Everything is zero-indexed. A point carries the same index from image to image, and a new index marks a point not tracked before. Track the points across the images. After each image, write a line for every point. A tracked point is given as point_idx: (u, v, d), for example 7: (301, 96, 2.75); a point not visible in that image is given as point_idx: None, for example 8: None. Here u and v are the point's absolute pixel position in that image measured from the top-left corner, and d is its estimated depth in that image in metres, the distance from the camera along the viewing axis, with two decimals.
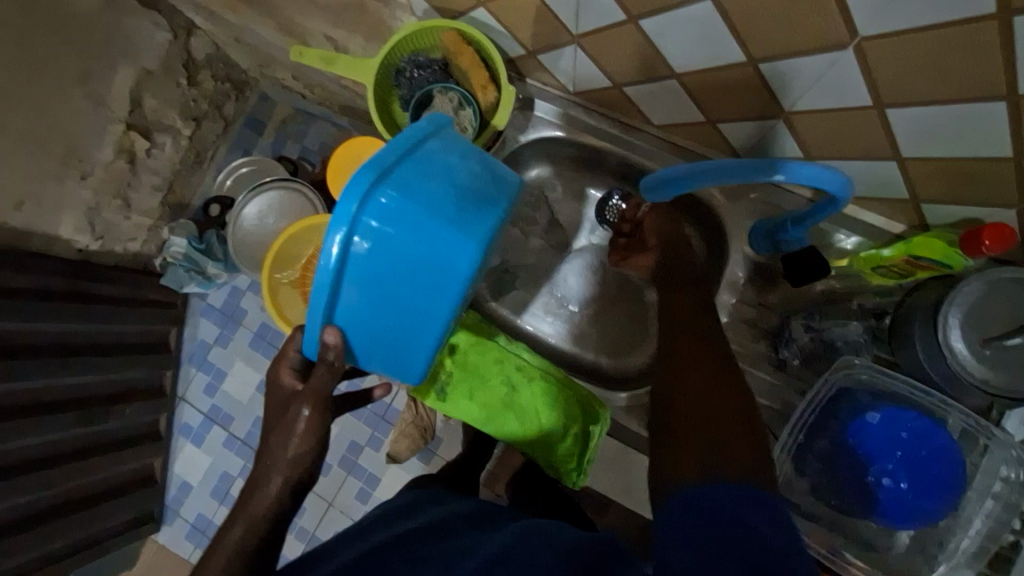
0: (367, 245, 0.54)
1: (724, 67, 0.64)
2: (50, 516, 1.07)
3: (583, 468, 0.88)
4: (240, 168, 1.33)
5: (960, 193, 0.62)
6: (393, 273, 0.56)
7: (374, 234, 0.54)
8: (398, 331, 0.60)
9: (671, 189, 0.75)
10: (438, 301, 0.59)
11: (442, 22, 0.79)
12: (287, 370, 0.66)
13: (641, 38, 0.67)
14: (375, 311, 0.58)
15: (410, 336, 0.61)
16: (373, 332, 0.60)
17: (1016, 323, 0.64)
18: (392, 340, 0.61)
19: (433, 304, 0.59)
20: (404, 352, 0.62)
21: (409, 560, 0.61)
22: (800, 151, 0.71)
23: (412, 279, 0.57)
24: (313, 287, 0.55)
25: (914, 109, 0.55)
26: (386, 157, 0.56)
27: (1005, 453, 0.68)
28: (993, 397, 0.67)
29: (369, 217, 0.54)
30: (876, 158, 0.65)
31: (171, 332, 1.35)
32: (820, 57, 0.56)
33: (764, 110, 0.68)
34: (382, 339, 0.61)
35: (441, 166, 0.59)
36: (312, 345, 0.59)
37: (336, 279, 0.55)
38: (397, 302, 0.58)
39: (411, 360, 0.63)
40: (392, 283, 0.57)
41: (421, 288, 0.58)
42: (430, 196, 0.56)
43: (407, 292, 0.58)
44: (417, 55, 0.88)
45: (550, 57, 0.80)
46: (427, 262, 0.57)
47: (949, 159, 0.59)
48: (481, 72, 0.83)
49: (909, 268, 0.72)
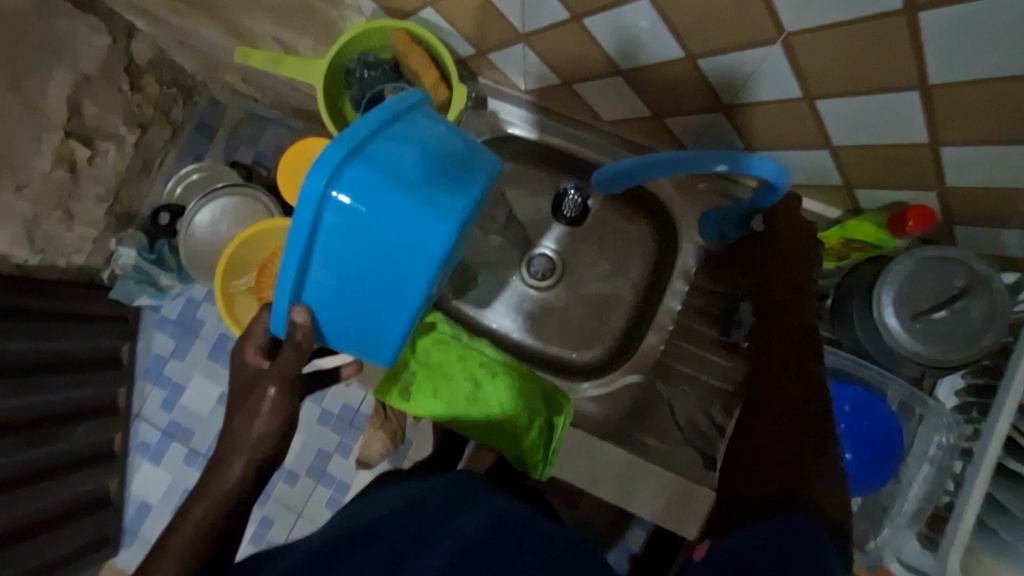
0: (337, 220, 0.54)
1: (668, 64, 0.67)
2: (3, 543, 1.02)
3: (550, 458, 0.85)
4: (190, 175, 1.30)
5: (893, 177, 0.66)
6: (362, 249, 0.56)
7: (345, 213, 0.54)
8: (370, 311, 0.60)
9: (625, 180, 0.78)
10: (410, 281, 0.59)
11: (393, 21, 0.80)
12: (253, 348, 0.62)
13: (586, 37, 0.68)
14: (345, 290, 0.58)
15: (383, 315, 0.61)
16: (343, 313, 0.60)
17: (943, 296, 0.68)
18: (363, 320, 0.61)
19: (405, 283, 0.59)
20: (377, 332, 0.62)
21: (384, 540, 0.61)
22: (743, 142, 0.74)
23: (383, 256, 0.57)
24: (280, 265, 0.55)
25: (840, 100, 0.59)
26: (360, 129, 0.55)
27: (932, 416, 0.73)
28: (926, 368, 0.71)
29: (338, 192, 0.54)
30: (809, 147, 0.69)
31: (124, 347, 1.30)
32: (752, 53, 0.59)
33: (706, 105, 0.71)
34: (353, 319, 0.60)
35: (417, 142, 0.59)
36: (281, 323, 0.59)
37: (305, 254, 0.55)
38: (367, 281, 0.58)
39: (385, 341, 0.63)
40: (362, 261, 0.57)
41: (393, 267, 0.58)
42: (402, 175, 0.56)
43: (378, 269, 0.58)
44: (367, 55, 0.87)
45: (499, 57, 0.82)
46: (399, 240, 0.57)
47: (873, 145, 0.63)
48: (431, 71, 0.82)
49: (845, 250, 0.77)
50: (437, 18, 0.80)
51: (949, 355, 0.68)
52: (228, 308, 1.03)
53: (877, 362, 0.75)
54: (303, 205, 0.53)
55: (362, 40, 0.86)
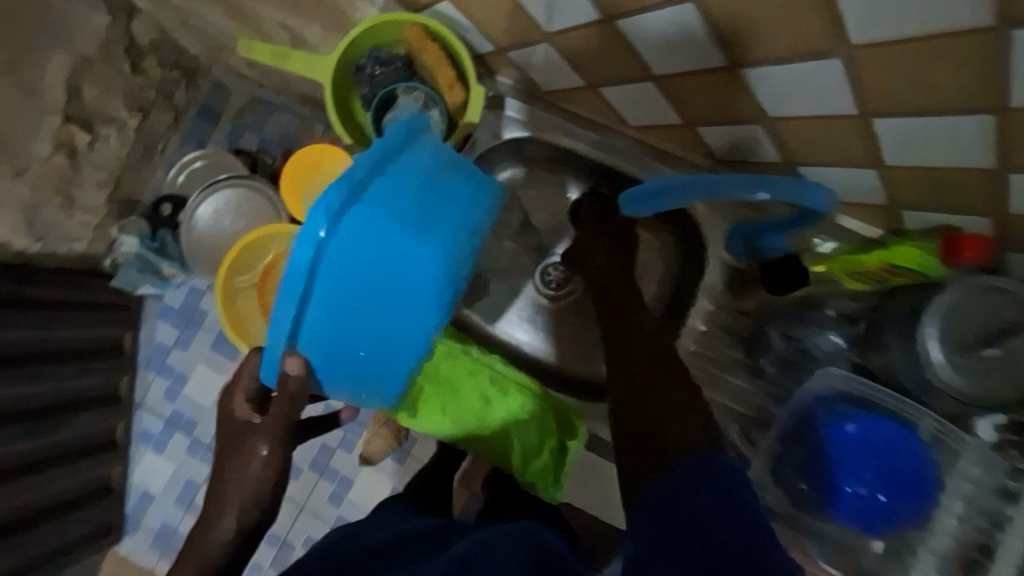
0: (335, 267, 0.51)
1: (708, 72, 0.61)
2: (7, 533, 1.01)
3: (559, 478, 0.91)
4: (192, 163, 1.22)
5: (942, 201, 0.62)
6: (361, 296, 0.53)
7: (347, 252, 0.51)
8: (367, 358, 0.57)
9: (654, 203, 0.72)
10: (414, 323, 0.56)
11: (407, 16, 0.76)
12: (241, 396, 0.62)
13: (619, 39, 0.63)
14: (342, 338, 0.54)
15: (380, 363, 0.58)
16: (340, 357, 0.56)
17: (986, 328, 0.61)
18: (360, 368, 0.58)
19: (408, 326, 0.56)
20: (374, 380, 0.59)
21: None
22: (780, 156, 0.69)
23: (383, 302, 0.54)
24: (273, 315, 0.51)
25: (900, 119, 0.53)
26: (359, 168, 0.52)
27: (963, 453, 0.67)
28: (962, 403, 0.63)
29: (337, 237, 0.51)
30: (856, 165, 0.63)
31: (126, 335, 1.26)
32: (805, 65, 0.53)
33: (745, 115, 0.66)
34: (350, 369, 0.57)
35: (417, 180, 0.56)
36: (271, 372, 0.55)
37: (300, 304, 0.51)
38: (366, 328, 0.55)
39: (382, 387, 0.60)
40: (361, 307, 0.53)
41: (394, 312, 0.55)
42: (406, 211, 0.54)
43: (378, 316, 0.55)
44: (380, 51, 0.81)
45: (521, 54, 0.76)
46: (399, 284, 0.54)
47: (930, 167, 0.57)
48: (447, 70, 0.80)
49: (885, 275, 0.71)
50: (455, 11, 0.74)
51: (989, 395, 0.61)
52: (228, 310, 0.99)
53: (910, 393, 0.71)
54: (302, 245, 0.49)
55: (375, 37, 0.81)
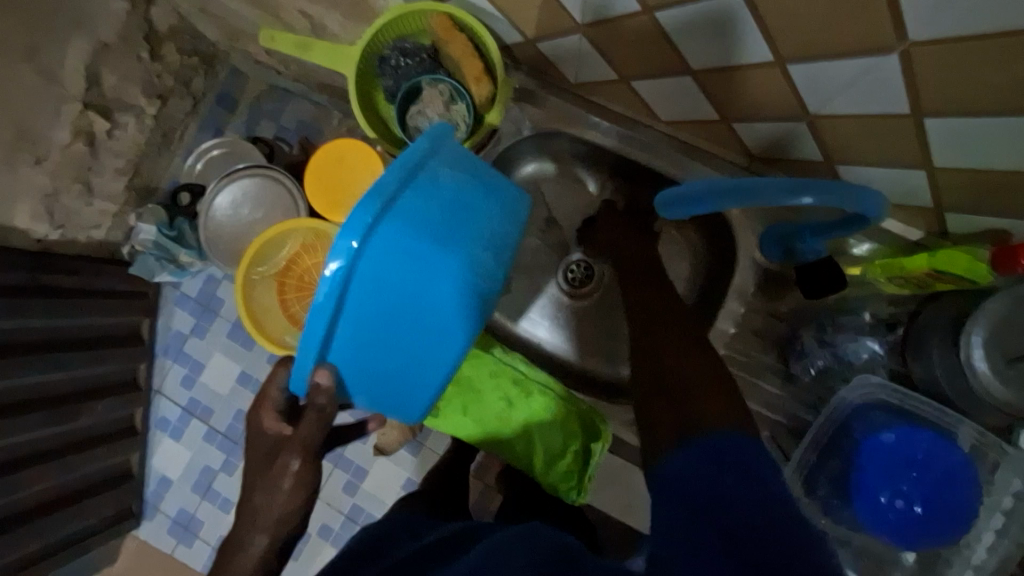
0: (365, 281, 0.53)
1: (750, 66, 0.58)
2: (29, 517, 1.02)
3: (583, 484, 0.87)
4: (210, 151, 1.22)
5: (994, 208, 0.58)
6: (389, 307, 0.55)
7: (378, 270, 0.53)
8: (392, 366, 0.59)
9: (693, 207, 0.70)
10: (438, 331, 0.59)
11: (434, 6, 0.74)
12: (271, 408, 0.63)
13: (657, 31, 0.61)
14: (370, 346, 0.57)
15: (404, 368, 0.60)
16: (368, 367, 0.59)
17: None
18: (385, 375, 0.60)
19: (432, 334, 0.59)
20: (398, 385, 0.62)
21: None
22: (821, 155, 0.67)
23: (409, 313, 0.56)
24: (305, 328, 0.53)
25: (948, 119, 0.50)
26: (389, 182, 0.53)
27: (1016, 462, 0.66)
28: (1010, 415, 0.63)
29: (369, 252, 0.52)
30: (904, 166, 0.60)
31: (144, 323, 1.27)
32: (856, 62, 0.50)
33: (787, 112, 0.63)
34: (375, 375, 0.60)
35: (444, 192, 0.57)
36: (300, 381, 0.57)
37: (332, 317, 0.53)
38: (393, 337, 0.57)
39: (405, 391, 0.63)
40: (390, 318, 0.56)
41: (419, 322, 0.57)
42: (433, 225, 0.56)
43: (404, 326, 0.57)
44: (404, 42, 0.81)
45: (550, 46, 0.74)
46: (426, 296, 0.56)
47: (982, 170, 0.54)
48: (475, 62, 0.77)
49: (930, 280, 0.67)
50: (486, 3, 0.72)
51: None
52: (248, 302, 0.97)
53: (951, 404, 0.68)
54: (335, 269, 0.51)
55: (404, 27, 0.79)
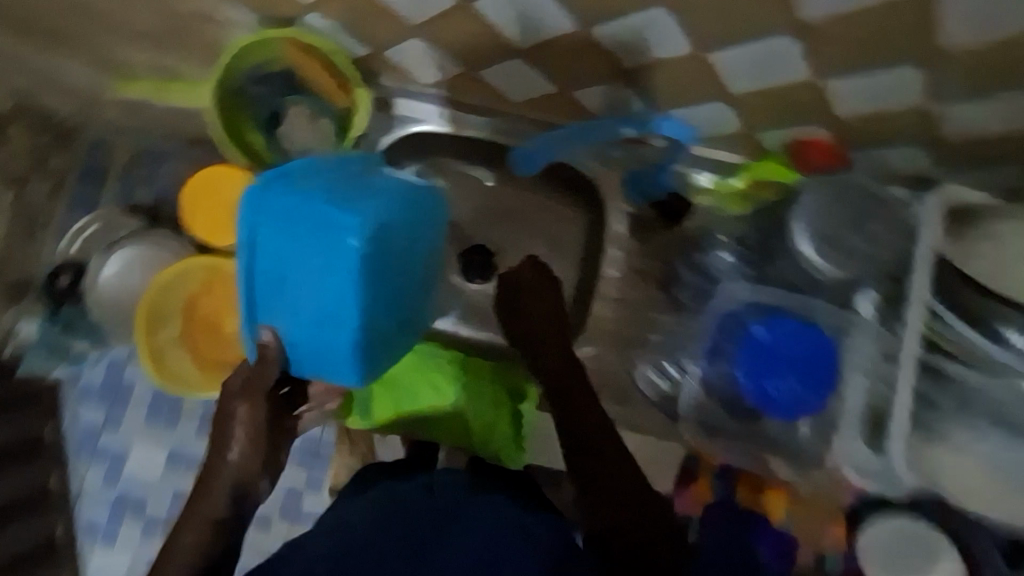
0: (269, 242, 0.65)
1: (563, 36, 0.73)
2: None
3: (520, 449, 0.93)
4: (86, 229, 1.14)
5: (777, 113, 0.75)
6: (293, 265, 0.64)
7: (274, 232, 0.65)
8: (318, 325, 0.65)
9: (538, 158, 0.91)
10: (343, 286, 0.63)
11: (276, 32, 0.84)
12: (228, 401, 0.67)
13: (491, 28, 0.74)
14: (291, 300, 0.65)
15: (330, 327, 0.65)
16: (298, 328, 0.66)
17: (842, 220, 0.76)
18: (314, 337, 0.66)
19: (340, 291, 0.63)
20: (328, 348, 0.66)
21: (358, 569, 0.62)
22: (646, 103, 0.81)
23: (313, 267, 0.63)
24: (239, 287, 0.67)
25: (719, 49, 0.67)
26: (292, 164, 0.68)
27: (864, 327, 0.74)
28: (844, 288, 0.76)
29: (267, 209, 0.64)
30: (703, 97, 0.77)
31: (46, 425, 1.16)
32: (636, 19, 0.67)
33: (603, 69, 0.77)
34: (306, 336, 0.66)
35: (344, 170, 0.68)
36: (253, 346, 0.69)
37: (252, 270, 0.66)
38: (308, 294, 0.64)
39: (339, 359, 0.67)
40: (296, 274, 0.64)
41: (326, 278, 0.63)
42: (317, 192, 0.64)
43: (315, 282, 0.64)
44: (257, 71, 0.91)
45: (396, 52, 0.85)
46: (322, 249, 0.63)
47: (753, 86, 0.71)
48: (326, 75, 0.89)
49: (756, 192, 0.84)
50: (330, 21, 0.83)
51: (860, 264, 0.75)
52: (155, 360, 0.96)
53: (799, 290, 0.80)
54: (244, 232, 0.65)
55: (259, 50, 0.87)
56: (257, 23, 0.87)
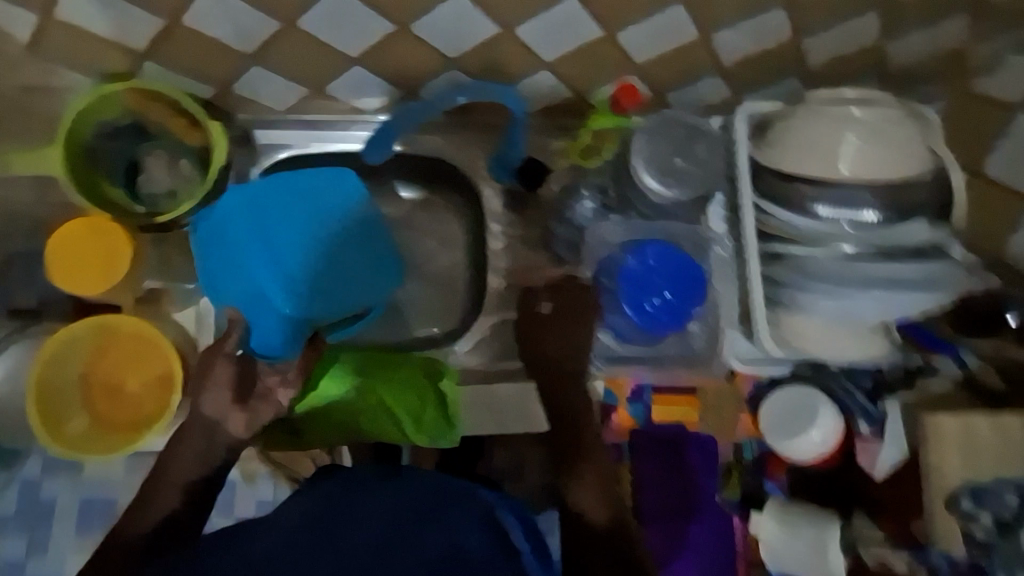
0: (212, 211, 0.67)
1: (485, 40, 0.66)
2: None
3: None
4: None
5: (683, 77, 0.74)
6: (238, 215, 0.67)
7: (230, 237, 0.67)
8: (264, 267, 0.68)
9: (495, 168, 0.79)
10: (277, 214, 0.68)
11: (114, 87, 0.63)
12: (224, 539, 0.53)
13: (414, 41, 0.66)
14: (242, 265, 0.67)
15: (276, 277, 0.68)
16: (248, 280, 0.67)
17: (857, 147, 0.65)
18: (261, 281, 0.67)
19: (273, 214, 0.68)
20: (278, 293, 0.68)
21: None
22: (570, 91, 0.76)
23: (250, 218, 0.68)
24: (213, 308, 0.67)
25: (636, 25, 0.66)
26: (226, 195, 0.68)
27: (797, 265, 0.68)
28: (880, 214, 0.65)
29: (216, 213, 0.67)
30: (622, 73, 0.73)
31: None
32: (551, 13, 0.63)
33: (526, 67, 0.71)
34: (251, 280, 0.67)
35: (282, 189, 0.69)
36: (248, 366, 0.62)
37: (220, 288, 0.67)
38: (244, 234, 0.67)
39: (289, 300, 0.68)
40: (241, 228, 0.67)
41: (265, 213, 0.68)
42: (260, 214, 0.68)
43: (254, 222, 0.68)
44: (99, 124, 0.66)
45: (244, 86, 0.70)
46: (258, 204, 0.68)
47: (668, 52, 0.70)
48: (188, 125, 0.69)
49: None
50: (255, 116, 0.75)
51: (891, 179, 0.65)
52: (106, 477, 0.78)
53: (831, 237, 0.66)
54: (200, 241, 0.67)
55: (94, 106, 0.64)
56: (93, 86, 0.66)
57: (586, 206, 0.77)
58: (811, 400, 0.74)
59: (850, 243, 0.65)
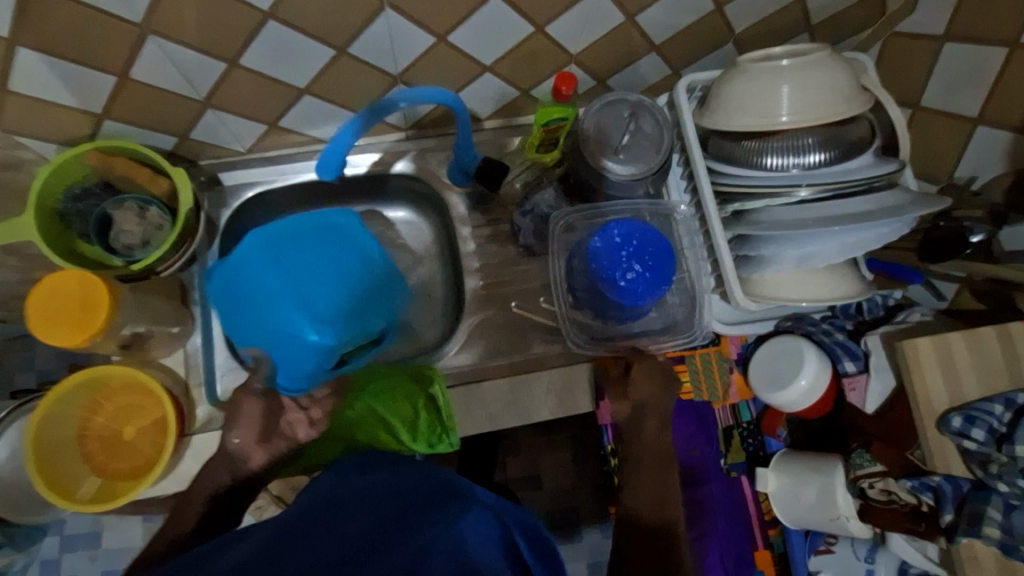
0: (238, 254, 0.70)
1: (423, 53, 0.69)
2: None
3: None
4: None
5: (619, 61, 0.77)
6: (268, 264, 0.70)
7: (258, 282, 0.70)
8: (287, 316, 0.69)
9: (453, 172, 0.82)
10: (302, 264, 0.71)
11: (75, 150, 0.65)
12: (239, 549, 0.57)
13: (357, 65, 0.68)
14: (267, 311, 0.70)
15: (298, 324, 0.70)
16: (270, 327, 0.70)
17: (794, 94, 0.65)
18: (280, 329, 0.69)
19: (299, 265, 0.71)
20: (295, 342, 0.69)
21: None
22: (515, 90, 0.79)
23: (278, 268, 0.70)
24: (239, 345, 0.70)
25: (560, 18, 0.68)
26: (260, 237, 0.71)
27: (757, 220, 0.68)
28: (824, 154, 0.66)
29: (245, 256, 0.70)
30: (561, 66, 0.76)
31: None
32: (478, 17, 0.65)
33: (468, 75, 0.74)
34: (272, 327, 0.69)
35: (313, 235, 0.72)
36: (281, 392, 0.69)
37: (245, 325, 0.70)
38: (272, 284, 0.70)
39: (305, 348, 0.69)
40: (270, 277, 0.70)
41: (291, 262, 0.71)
42: (276, 253, 0.70)
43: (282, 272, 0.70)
44: (71, 189, 0.69)
45: (204, 132, 0.73)
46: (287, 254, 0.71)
47: (600, 40, 0.73)
48: (153, 175, 0.72)
49: None
50: (219, 161, 0.80)
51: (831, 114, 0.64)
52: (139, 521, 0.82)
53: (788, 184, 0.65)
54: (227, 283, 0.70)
55: (61, 173, 0.67)
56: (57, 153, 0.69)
57: (547, 196, 0.80)
58: (796, 350, 0.75)
59: (805, 190, 0.65)
